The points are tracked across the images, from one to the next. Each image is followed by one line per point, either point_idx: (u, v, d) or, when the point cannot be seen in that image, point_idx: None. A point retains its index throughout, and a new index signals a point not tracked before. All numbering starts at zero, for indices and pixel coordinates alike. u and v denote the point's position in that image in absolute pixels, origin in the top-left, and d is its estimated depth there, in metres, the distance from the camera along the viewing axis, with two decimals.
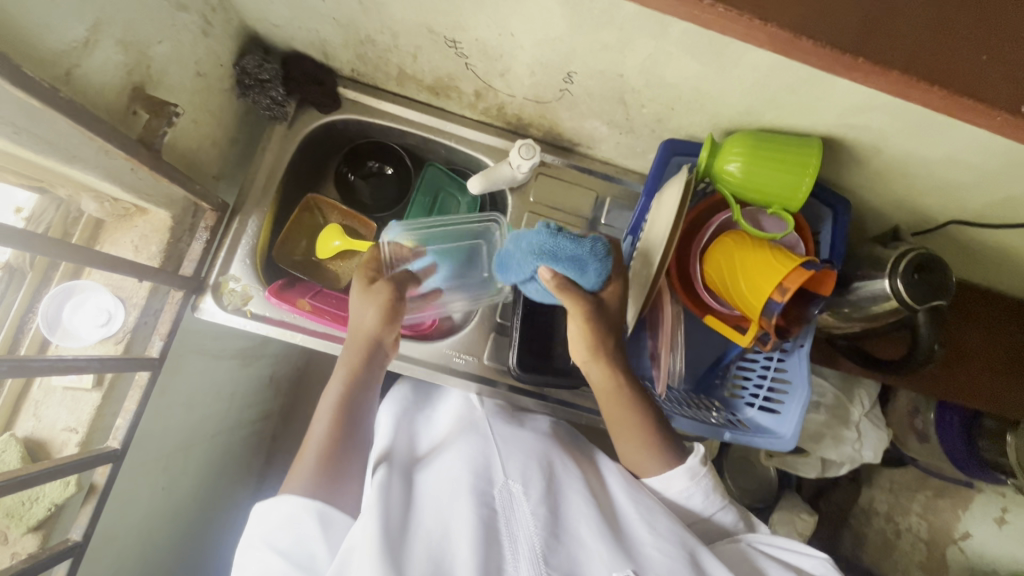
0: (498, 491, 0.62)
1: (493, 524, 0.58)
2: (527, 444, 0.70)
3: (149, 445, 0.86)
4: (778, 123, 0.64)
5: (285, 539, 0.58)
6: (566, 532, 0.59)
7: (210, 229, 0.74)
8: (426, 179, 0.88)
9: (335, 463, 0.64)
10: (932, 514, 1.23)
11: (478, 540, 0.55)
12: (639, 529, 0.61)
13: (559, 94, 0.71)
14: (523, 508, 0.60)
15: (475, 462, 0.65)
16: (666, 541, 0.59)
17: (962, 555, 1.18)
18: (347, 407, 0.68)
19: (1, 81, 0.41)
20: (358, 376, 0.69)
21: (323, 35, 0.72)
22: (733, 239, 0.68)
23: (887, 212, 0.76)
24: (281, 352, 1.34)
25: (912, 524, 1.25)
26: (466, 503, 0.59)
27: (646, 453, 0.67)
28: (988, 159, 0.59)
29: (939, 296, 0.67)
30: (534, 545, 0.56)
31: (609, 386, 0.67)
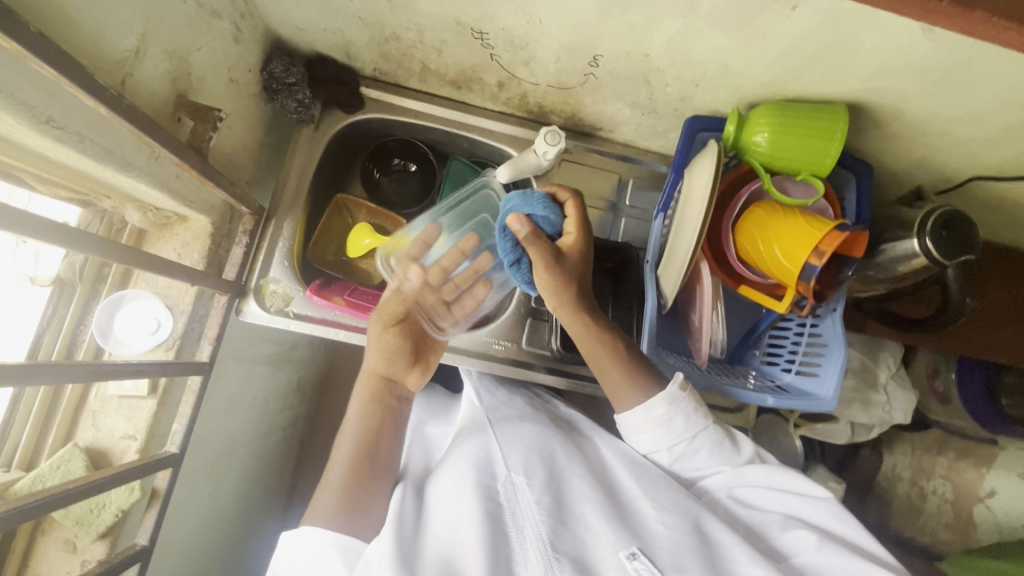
0: (501, 484, 0.64)
1: (499, 516, 0.60)
2: (526, 432, 0.72)
3: (199, 453, 0.88)
4: (802, 92, 0.66)
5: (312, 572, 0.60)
6: (571, 518, 0.61)
7: (248, 232, 0.75)
8: (452, 173, 0.89)
9: (354, 493, 0.65)
10: (957, 475, 1.31)
11: (484, 531, 0.57)
12: (644, 507, 0.63)
13: (583, 79, 0.73)
14: (527, 499, 0.61)
15: (477, 459, 0.67)
16: (668, 513, 0.61)
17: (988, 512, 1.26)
18: (365, 452, 0.68)
19: (77, 91, 0.43)
20: (369, 430, 0.70)
21: (348, 35, 0.74)
22: (764, 209, 0.69)
23: (906, 174, 0.78)
24: (306, 355, 1.37)
25: (938, 486, 1.33)
26: (469, 495, 0.62)
27: (626, 385, 0.69)
28: (1003, 114, 0.62)
29: (967, 253, 0.69)
30: (541, 533, 0.58)
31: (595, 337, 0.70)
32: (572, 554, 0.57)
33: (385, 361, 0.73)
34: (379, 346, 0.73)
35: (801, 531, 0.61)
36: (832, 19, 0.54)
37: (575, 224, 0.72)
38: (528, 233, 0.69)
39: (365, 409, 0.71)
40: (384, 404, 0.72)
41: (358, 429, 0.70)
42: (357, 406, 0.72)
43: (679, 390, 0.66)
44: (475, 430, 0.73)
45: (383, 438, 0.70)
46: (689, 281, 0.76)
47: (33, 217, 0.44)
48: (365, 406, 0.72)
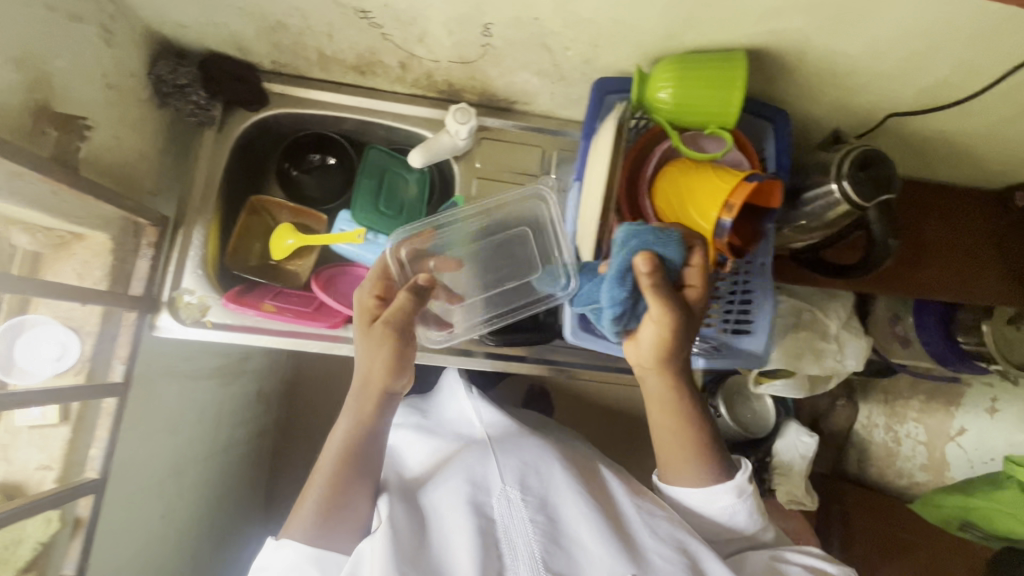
0: (495, 500, 0.67)
1: (493, 534, 0.63)
2: (524, 450, 0.75)
3: (142, 475, 0.86)
4: (701, 42, 0.63)
5: None
6: (566, 538, 0.64)
7: (153, 245, 0.73)
8: (370, 162, 0.85)
9: (334, 509, 0.64)
10: (928, 417, 1.37)
11: (478, 548, 0.61)
12: (640, 532, 0.67)
13: (481, 50, 0.70)
14: (522, 517, 0.65)
15: (474, 477, 0.70)
16: (664, 543, 0.65)
17: (961, 450, 1.30)
18: (346, 466, 0.66)
19: None
20: (352, 446, 0.66)
21: (233, 28, 0.71)
22: (677, 167, 0.67)
23: (825, 120, 0.77)
24: (265, 364, 1.35)
25: (911, 429, 1.40)
26: (464, 512, 0.64)
27: (693, 464, 0.69)
28: (903, 44, 0.60)
29: (887, 191, 0.68)
30: (534, 551, 0.61)
31: (665, 394, 0.67)
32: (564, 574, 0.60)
33: (387, 373, 0.65)
34: (374, 355, 0.65)
35: None
36: None
37: (697, 276, 0.62)
38: (653, 287, 0.59)
39: (353, 423, 0.67)
40: (378, 405, 0.67)
41: (346, 432, 0.67)
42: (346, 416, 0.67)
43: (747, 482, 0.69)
44: (478, 450, 0.75)
45: (372, 457, 0.67)
46: None
47: None
48: (356, 415, 0.67)
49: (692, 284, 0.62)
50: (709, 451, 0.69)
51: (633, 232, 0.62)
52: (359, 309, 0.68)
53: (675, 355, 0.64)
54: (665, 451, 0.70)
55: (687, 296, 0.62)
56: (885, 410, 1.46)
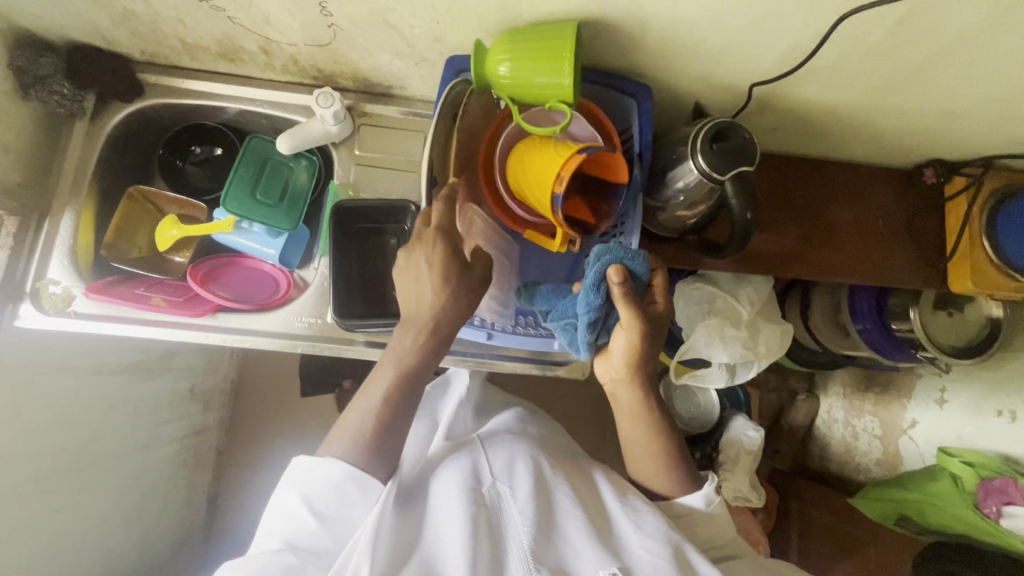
0: (487, 490, 0.69)
1: (485, 524, 0.65)
2: (519, 447, 0.76)
3: (31, 468, 0.85)
4: (536, 13, 0.62)
5: (324, 503, 0.61)
6: (555, 532, 0.64)
7: (13, 234, 0.73)
8: (249, 150, 0.85)
9: (379, 439, 0.66)
10: (883, 409, 1.31)
11: (468, 535, 0.62)
12: (626, 528, 0.66)
13: (330, 32, 0.69)
14: (513, 509, 0.66)
15: (467, 469, 0.72)
16: (652, 540, 0.64)
17: (913, 443, 1.24)
18: (398, 399, 0.67)
19: None
20: (411, 372, 0.67)
21: (88, 17, 0.71)
22: (523, 144, 0.66)
23: (696, 94, 0.74)
24: (199, 361, 1.35)
25: (867, 423, 1.35)
26: (457, 499, 0.66)
27: (664, 470, 0.74)
28: (737, 9, 0.58)
29: (745, 162, 0.65)
30: (524, 543, 0.62)
31: (636, 404, 0.72)
32: (552, 564, 0.61)
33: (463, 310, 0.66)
34: (454, 289, 0.65)
35: None
36: None
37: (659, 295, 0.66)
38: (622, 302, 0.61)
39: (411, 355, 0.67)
40: (435, 345, 0.67)
41: (399, 365, 0.67)
42: (411, 343, 0.67)
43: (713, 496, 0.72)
44: (471, 447, 0.76)
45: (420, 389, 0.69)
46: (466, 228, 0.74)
47: None
48: (423, 344, 0.67)
49: (655, 302, 0.65)
50: (677, 460, 0.75)
51: (604, 248, 0.61)
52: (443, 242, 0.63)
53: (641, 368, 0.69)
54: (633, 454, 0.76)
55: (652, 308, 0.65)
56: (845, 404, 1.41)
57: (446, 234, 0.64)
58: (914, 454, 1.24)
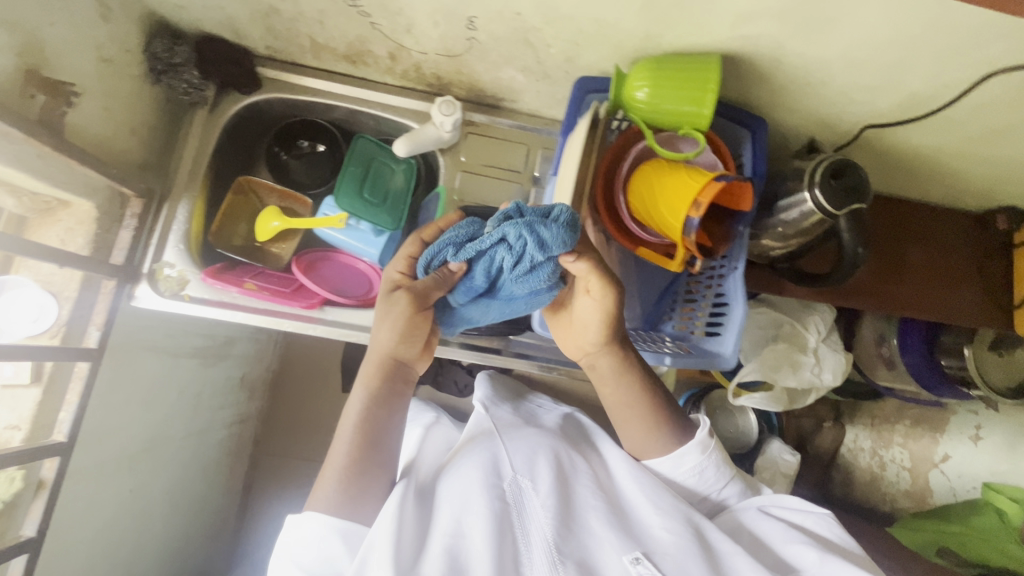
0: (508, 486, 0.67)
1: (509, 517, 0.64)
2: (535, 440, 0.75)
3: (114, 446, 0.86)
4: (678, 44, 0.65)
5: (313, 558, 0.57)
6: (577, 523, 0.64)
7: (137, 216, 0.75)
8: (356, 150, 0.87)
9: (360, 478, 0.61)
10: (914, 443, 1.33)
11: (491, 527, 0.61)
12: (646, 513, 0.66)
13: (467, 44, 0.72)
14: (535, 503, 0.65)
15: (485, 460, 0.70)
16: (670, 519, 0.64)
17: (943, 476, 1.28)
18: (369, 433, 0.62)
19: None
20: (372, 405, 0.63)
21: (228, 11, 0.72)
22: (651, 167, 0.69)
23: (805, 129, 0.77)
24: (250, 350, 1.35)
25: (895, 454, 1.34)
26: (481, 493, 0.64)
27: (654, 433, 0.71)
28: (875, 58, 0.61)
29: (860, 200, 0.68)
30: (547, 535, 0.61)
31: (619, 368, 0.71)
32: (577, 556, 0.60)
33: (402, 343, 0.64)
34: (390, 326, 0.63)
35: (802, 549, 0.61)
36: None
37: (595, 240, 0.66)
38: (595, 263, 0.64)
39: (370, 402, 0.63)
40: (393, 388, 0.65)
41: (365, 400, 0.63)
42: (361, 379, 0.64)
43: (708, 437, 0.69)
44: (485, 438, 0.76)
45: (398, 427, 0.65)
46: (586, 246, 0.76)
47: None
48: (375, 376, 0.64)
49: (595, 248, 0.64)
50: (664, 418, 0.72)
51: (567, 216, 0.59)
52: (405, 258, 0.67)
53: (613, 332, 0.68)
54: (620, 421, 0.73)
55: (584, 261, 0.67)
56: (872, 433, 1.39)
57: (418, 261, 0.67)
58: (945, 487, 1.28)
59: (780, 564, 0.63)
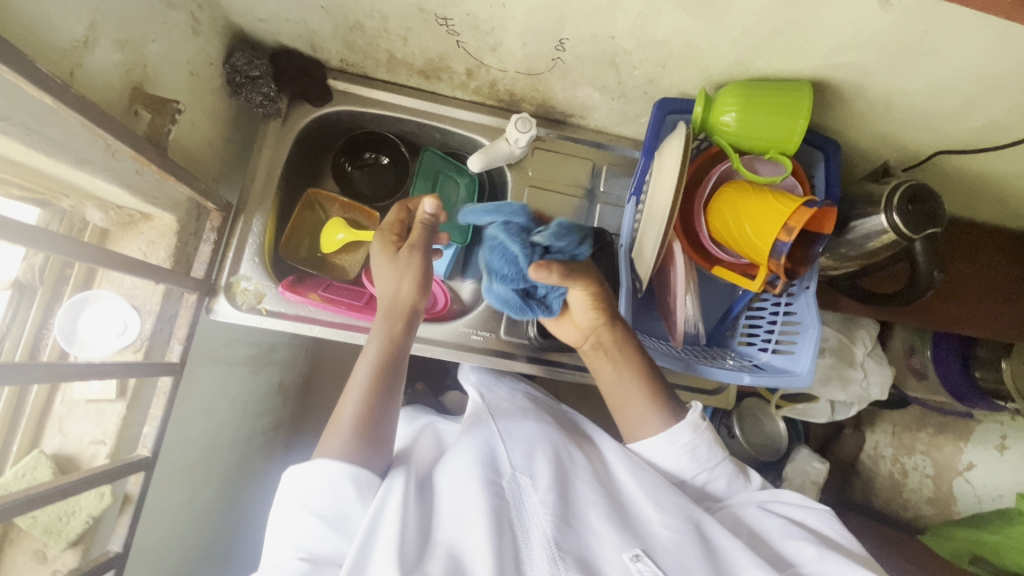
0: (506, 482, 0.62)
1: (507, 514, 0.58)
2: (530, 431, 0.70)
3: (181, 456, 0.86)
4: (768, 70, 0.66)
5: (324, 502, 0.57)
6: (576, 518, 0.59)
7: (216, 229, 0.74)
8: (424, 164, 0.87)
9: (366, 436, 0.61)
10: (936, 450, 1.28)
11: (490, 525, 0.55)
12: (645, 508, 0.61)
13: (551, 64, 0.72)
14: (534, 498, 0.60)
15: (480, 453, 0.65)
16: (671, 517, 0.59)
17: (968, 485, 1.22)
18: (378, 389, 0.63)
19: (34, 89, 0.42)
20: (384, 361, 0.64)
21: (312, 26, 0.72)
22: (734, 189, 0.70)
23: (874, 151, 0.79)
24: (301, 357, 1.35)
25: (918, 462, 1.30)
26: (475, 489, 0.59)
27: (645, 411, 0.69)
28: (964, 88, 0.63)
29: (935, 225, 0.70)
30: (547, 532, 0.56)
31: (614, 343, 0.72)
32: (577, 553, 0.55)
33: (396, 291, 0.66)
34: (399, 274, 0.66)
35: (800, 543, 0.59)
36: None
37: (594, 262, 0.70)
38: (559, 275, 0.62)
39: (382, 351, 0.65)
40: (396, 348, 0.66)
41: (375, 356, 0.64)
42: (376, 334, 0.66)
43: (701, 420, 0.67)
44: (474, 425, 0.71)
45: (394, 394, 0.65)
46: (663, 265, 0.76)
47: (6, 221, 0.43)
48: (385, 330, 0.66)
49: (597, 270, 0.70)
50: (659, 395, 0.70)
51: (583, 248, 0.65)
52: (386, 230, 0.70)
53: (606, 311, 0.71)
54: (614, 403, 0.72)
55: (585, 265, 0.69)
56: (894, 442, 1.36)
57: (385, 229, 0.71)
58: (970, 496, 1.21)
59: (777, 558, 0.61)
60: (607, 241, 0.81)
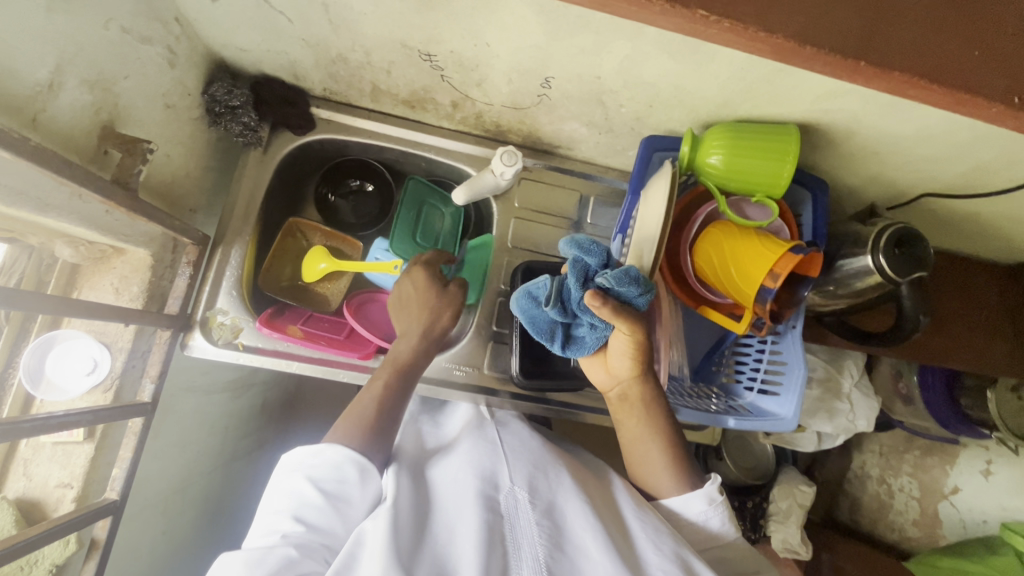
0: (502, 496, 0.63)
1: (500, 530, 0.59)
2: (533, 450, 0.71)
3: (155, 490, 0.84)
4: (756, 113, 0.65)
5: (327, 482, 0.60)
6: (570, 546, 0.58)
7: (192, 263, 0.71)
8: (409, 193, 0.85)
9: (383, 422, 0.67)
10: (922, 472, 1.24)
11: (483, 538, 0.56)
12: (645, 549, 0.59)
13: (537, 99, 0.71)
14: (528, 517, 0.60)
15: (483, 469, 0.66)
16: (668, 560, 0.58)
17: (953, 508, 1.19)
18: (397, 389, 0.69)
19: None
20: (405, 365, 0.71)
21: (293, 57, 0.70)
22: (720, 229, 0.69)
23: (863, 189, 0.78)
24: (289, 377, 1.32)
25: (904, 483, 1.27)
26: (473, 505, 0.60)
27: (667, 473, 0.68)
28: (951, 137, 0.62)
29: (922, 268, 0.69)
30: (538, 557, 0.56)
31: (643, 402, 0.68)
32: None
33: (421, 317, 0.74)
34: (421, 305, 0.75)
35: None
36: None
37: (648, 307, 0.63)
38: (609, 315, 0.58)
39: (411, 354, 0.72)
40: (416, 362, 0.72)
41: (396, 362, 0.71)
42: (406, 341, 0.73)
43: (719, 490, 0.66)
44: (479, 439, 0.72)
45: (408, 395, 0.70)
46: (649, 304, 0.75)
47: None
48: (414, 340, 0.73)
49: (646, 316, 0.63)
50: (682, 459, 0.69)
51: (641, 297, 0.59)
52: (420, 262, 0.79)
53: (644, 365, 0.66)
54: (635, 459, 0.71)
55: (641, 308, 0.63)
56: (880, 462, 1.33)
57: (428, 266, 0.78)
58: (954, 520, 1.18)
59: None
60: None
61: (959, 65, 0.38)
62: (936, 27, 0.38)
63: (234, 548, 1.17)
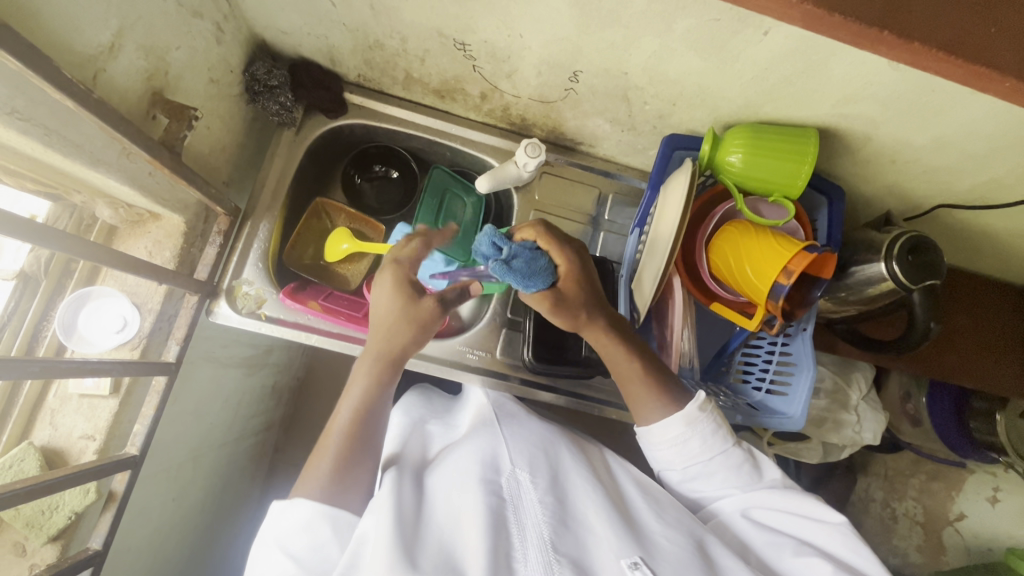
0: (505, 481, 0.63)
1: (505, 513, 0.59)
2: (531, 432, 0.72)
3: (167, 454, 0.85)
4: (777, 115, 0.67)
5: (298, 543, 0.57)
6: (575, 521, 0.60)
7: (222, 233, 0.74)
8: (433, 180, 0.88)
9: (353, 463, 0.63)
10: (928, 497, 1.21)
11: (488, 525, 0.56)
12: (646, 520, 0.62)
13: (563, 93, 0.74)
14: (531, 497, 0.61)
15: (483, 455, 0.67)
16: (670, 530, 0.61)
17: (958, 535, 1.16)
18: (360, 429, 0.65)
19: (54, 90, 0.43)
20: (365, 402, 0.66)
21: (332, 41, 0.73)
22: (736, 227, 0.71)
23: (879, 197, 0.80)
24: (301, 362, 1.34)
25: (909, 507, 1.24)
26: (476, 491, 0.60)
27: (650, 394, 0.68)
28: (967, 147, 0.63)
29: (934, 276, 0.70)
30: (543, 534, 0.57)
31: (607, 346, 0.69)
32: (573, 555, 0.56)
33: (387, 330, 0.68)
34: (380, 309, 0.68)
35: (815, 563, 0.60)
36: (802, 45, 0.55)
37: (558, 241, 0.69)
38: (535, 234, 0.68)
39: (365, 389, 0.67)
40: (383, 378, 0.68)
41: (356, 401, 0.67)
42: (357, 383, 0.68)
43: (698, 411, 0.66)
44: (483, 427, 0.73)
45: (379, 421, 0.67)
46: (663, 295, 0.77)
47: (15, 218, 0.44)
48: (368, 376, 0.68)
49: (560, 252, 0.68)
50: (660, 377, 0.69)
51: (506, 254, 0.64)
52: (401, 275, 0.68)
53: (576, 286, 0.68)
54: (626, 391, 0.69)
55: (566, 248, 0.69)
56: (885, 486, 1.30)
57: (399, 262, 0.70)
58: (959, 547, 1.16)
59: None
60: (608, 266, 0.84)
61: (982, 42, 0.39)
62: (956, 5, 0.39)
63: (235, 526, 1.18)
